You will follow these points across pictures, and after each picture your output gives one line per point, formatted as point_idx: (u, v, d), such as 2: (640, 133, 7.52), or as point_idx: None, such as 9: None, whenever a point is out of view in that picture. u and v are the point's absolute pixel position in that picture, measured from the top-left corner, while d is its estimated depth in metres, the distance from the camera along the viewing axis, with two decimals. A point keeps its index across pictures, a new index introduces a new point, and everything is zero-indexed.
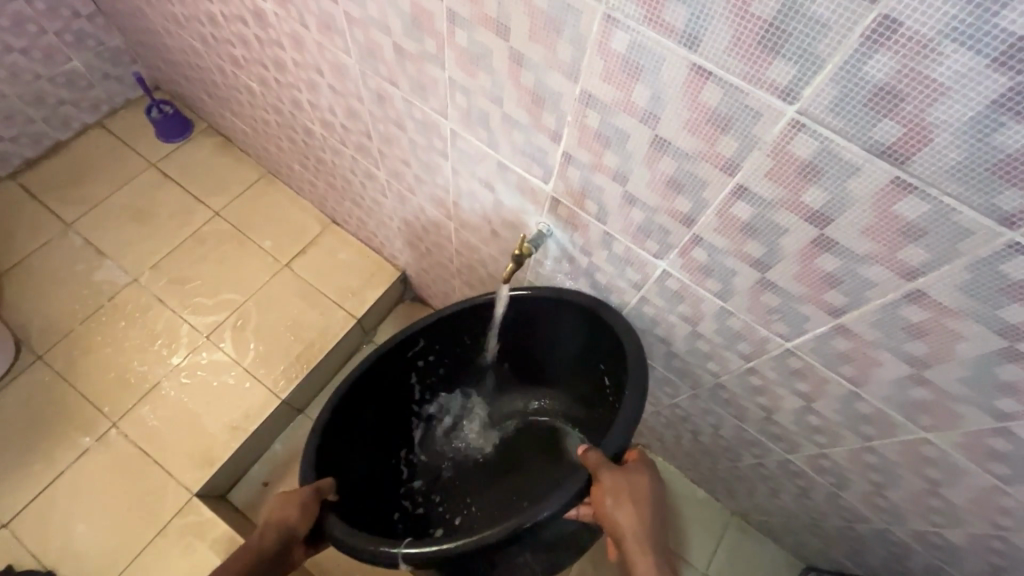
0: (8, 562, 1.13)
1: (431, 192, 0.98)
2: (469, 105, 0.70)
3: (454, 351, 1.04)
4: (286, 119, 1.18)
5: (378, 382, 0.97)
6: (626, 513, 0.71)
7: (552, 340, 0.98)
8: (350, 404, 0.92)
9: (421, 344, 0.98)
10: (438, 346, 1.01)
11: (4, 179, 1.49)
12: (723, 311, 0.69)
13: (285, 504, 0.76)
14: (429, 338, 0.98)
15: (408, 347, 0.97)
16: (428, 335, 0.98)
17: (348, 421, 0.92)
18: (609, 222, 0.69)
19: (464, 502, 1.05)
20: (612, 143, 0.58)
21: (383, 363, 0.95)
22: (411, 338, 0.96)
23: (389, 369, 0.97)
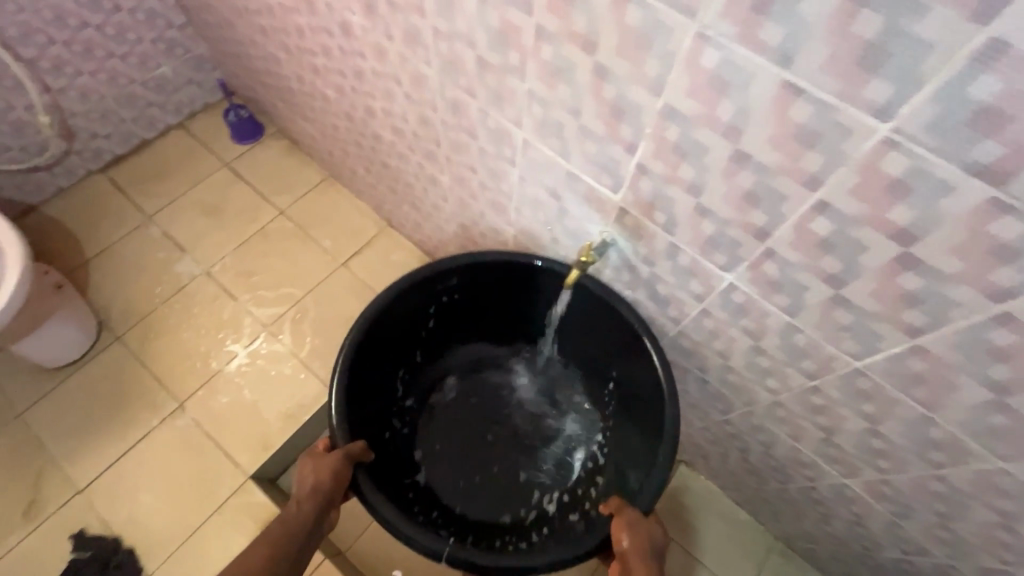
0: (80, 527, 1.21)
1: (493, 199, 1.01)
2: (545, 117, 0.73)
3: (473, 297, 1.04)
4: (356, 125, 1.25)
5: (402, 308, 0.95)
6: (636, 545, 0.76)
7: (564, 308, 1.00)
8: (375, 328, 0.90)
9: (448, 283, 0.97)
10: (461, 290, 1.01)
11: (95, 172, 1.61)
12: (790, 326, 0.69)
13: (317, 466, 0.78)
14: (459, 278, 0.97)
15: (436, 282, 0.96)
16: (459, 277, 0.97)
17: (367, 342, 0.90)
18: (677, 233, 0.71)
19: (443, 437, 1.10)
20: (689, 156, 0.60)
21: (412, 293, 0.94)
22: (442, 275, 0.94)
23: (415, 297, 0.95)
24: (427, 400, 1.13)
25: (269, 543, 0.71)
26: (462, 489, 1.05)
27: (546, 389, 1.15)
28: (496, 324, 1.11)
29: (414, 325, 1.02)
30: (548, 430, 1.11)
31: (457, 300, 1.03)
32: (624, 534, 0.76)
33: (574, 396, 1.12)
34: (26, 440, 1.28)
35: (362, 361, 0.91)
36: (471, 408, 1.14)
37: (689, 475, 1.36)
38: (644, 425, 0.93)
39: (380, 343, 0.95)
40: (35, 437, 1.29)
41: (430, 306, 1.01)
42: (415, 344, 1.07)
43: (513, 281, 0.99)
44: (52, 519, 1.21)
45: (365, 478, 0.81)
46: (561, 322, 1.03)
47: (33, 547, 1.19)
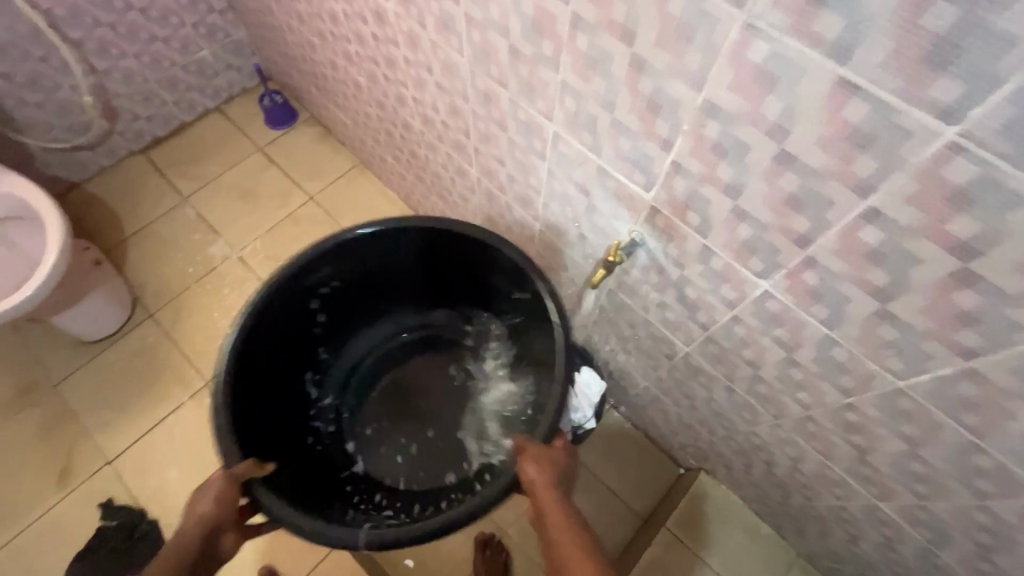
0: (110, 496, 1.25)
1: (521, 193, 0.99)
2: (577, 110, 0.70)
3: (358, 279, 1.03)
4: (387, 113, 1.24)
5: (271, 317, 0.92)
6: (544, 476, 0.76)
7: (456, 261, 1.00)
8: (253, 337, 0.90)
9: (320, 274, 0.96)
10: (339, 276, 0.99)
11: (135, 153, 1.66)
12: (827, 340, 0.66)
13: (198, 494, 0.75)
14: (334, 266, 0.96)
15: (307, 275, 0.94)
16: (328, 265, 0.95)
17: (252, 351, 0.89)
18: (711, 235, 0.68)
19: (374, 419, 1.14)
20: (729, 155, 0.57)
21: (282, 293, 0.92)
22: (311, 265, 0.92)
23: (286, 298, 0.93)
24: (344, 398, 1.15)
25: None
26: (403, 463, 1.09)
27: (470, 345, 1.17)
28: (376, 300, 1.11)
29: (300, 324, 1.01)
30: (469, 385, 1.15)
31: (337, 289, 1.02)
32: (530, 467, 0.76)
33: (475, 346, 1.16)
34: (62, 409, 1.34)
35: (247, 376, 0.88)
36: (394, 393, 1.16)
37: (709, 483, 1.32)
38: (545, 382, 0.93)
39: (263, 354, 0.93)
40: (71, 407, 1.34)
41: (313, 300, 0.99)
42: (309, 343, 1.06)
43: (370, 263, 1.00)
44: (83, 487, 1.26)
45: (261, 489, 0.78)
46: (450, 277, 1.06)
47: (65, 512, 1.24)
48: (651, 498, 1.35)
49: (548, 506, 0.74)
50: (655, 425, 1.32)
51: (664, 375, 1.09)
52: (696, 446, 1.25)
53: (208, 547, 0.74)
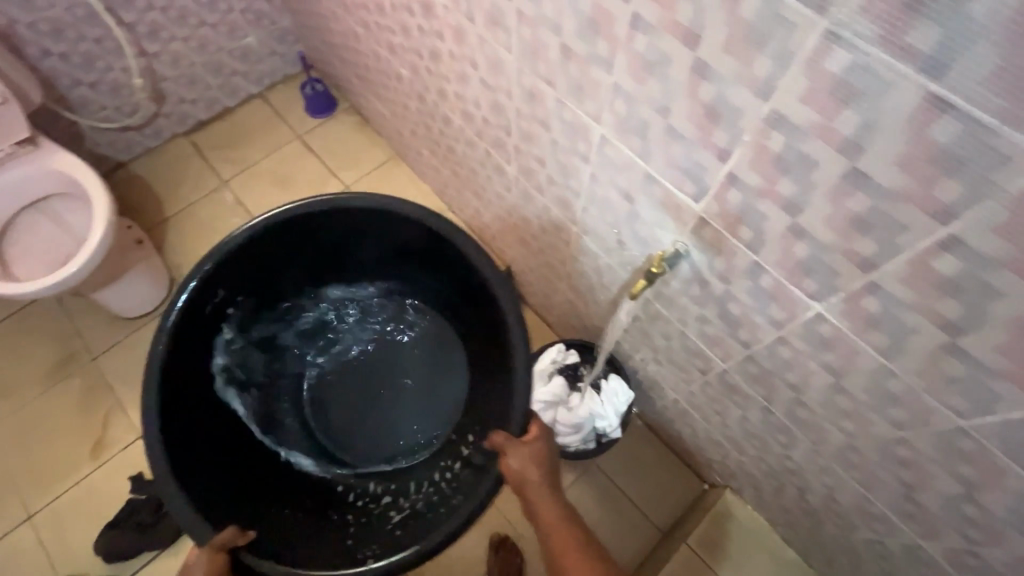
0: (139, 469, 1.29)
1: (560, 194, 0.97)
2: (628, 114, 0.67)
3: (261, 284, 1.07)
4: (427, 107, 1.23)
5: (185, 358, 0.97)
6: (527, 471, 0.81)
7: (340, 233, 1.04)
8: (172, 377, 0.93)
9: (219, 296, 1.00)
10: (237, 291, 1.03)
11: (179, 135, 1.69)
12: (884, 370, 0.62)
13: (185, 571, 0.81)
14: (224, 284, 0.99)
15: (204, 301, 0.98)
16: (223, 283, 0.99)
17: (175, 393, 0.94)
18: (763, 252, 0.64)
19: (337, 411, 1.19)
20: (792, 170, 0.53)
21: (188, 324, 0.96)
22: (205, 290, 0.96)
23: (192, 330, 0.97)
24: (302, 409, 1.18)
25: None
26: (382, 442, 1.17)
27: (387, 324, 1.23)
28: (287, 296, 1.13)
29: (217, 348, 1.05)
30: (413, 366, 1.21)
31: (243, 303, 1.06)
32: (513, 460, 0.82)
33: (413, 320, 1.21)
34: (99, 382, 1.38)
35: (178, 425, 0.93)
36: (346, 385, 1.20)
37: (734, 501, 1.28)
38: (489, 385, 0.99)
39: (189, 391, 0.98)
40: (108, 380, 1.38)
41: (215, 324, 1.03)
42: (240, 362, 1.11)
43: (262, 260, 1.02)
44: (116, 459, 1.30)
45: (244, 554, 0.88)
46: (321, 247, 1.07)
47: (98, 483, 1.28)
48: (671, 512, 1.32)
49: (535, 496, 0.81)
50: (681, 438, 1.29)
51: (696, 389, 1.06)
52: (722, 463, 1.21)
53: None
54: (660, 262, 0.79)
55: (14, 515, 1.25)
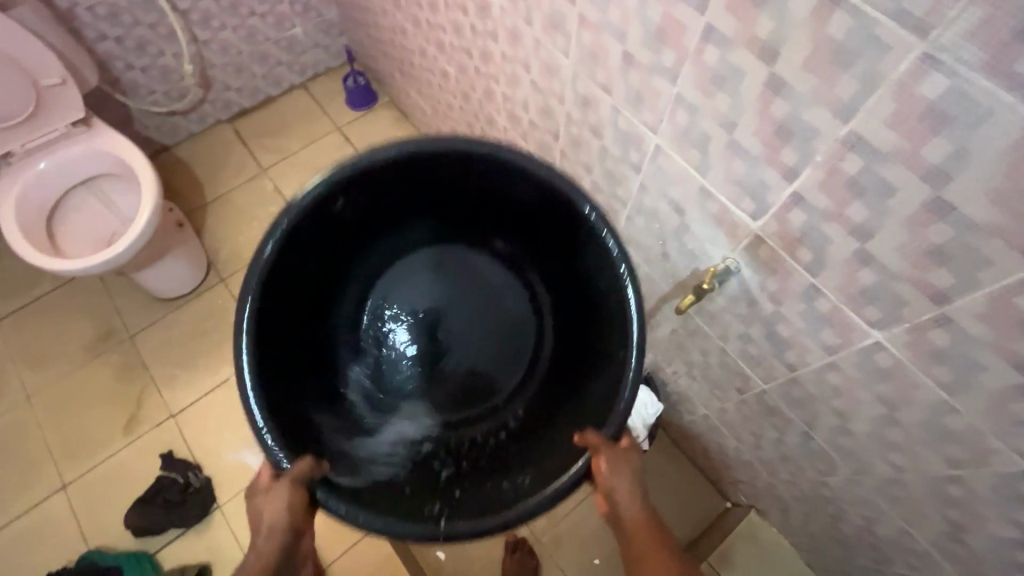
0: (168, 448, 1.32)
1: (604, 202, 0.96)
2: (689, 125, 0.66)
3: (380, 211, 0.78)
4: (472, 106, 1.23)
5: (286, 269, 0.69)
6: (619, 494, 0.60)
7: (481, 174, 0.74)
8: (265, 296, 0.66)
9: (337, 208, 0.71)
10: (362, 202, 0.74)
11: (223, 122, 1.72)
12: (943, 406, 0.60)
13: (266, 500, 0.60)
14: (348, 194, 0.70)
15: (324, 208, 0.69)
16: (350, 195, 0.70)
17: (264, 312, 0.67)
18: (822, 275, 0.63)
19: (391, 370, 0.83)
20: (867, 194, 0.52)
21: (295, 237, 0.68)
22: (329, 195, 0.68)
23: (296, 241, 0.69)
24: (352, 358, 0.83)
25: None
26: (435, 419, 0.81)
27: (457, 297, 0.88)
28: (381, 218, 0.80)
29: (310, 273, 0.75)
30: (495, 341, 0.84)
31: (353, 224, 0.77)
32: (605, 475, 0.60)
33: (502, 290, 0.86)
34: (135, 359, 1.41)
35: (267, 346, 0.67)
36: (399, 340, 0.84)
37: (759, 524, 1.25)
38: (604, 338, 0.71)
39: (278, 320, 0.70)
40: (143, 358, 1.41)
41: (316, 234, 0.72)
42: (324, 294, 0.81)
43: (400, 183, 0.74)
44: (147, 437, 1.33)
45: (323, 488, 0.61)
46: (456, 176, 0.75)
47: (129, 457, 1.31)
48: (692, 529, 1.29)
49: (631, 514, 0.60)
50: (707, 454, 1.27)
51: (730, 407, 1.04)
52: (750, 483, 1.19)
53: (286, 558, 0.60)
54: (709, 278, 0.77)
55: (49, 483, 1.28)
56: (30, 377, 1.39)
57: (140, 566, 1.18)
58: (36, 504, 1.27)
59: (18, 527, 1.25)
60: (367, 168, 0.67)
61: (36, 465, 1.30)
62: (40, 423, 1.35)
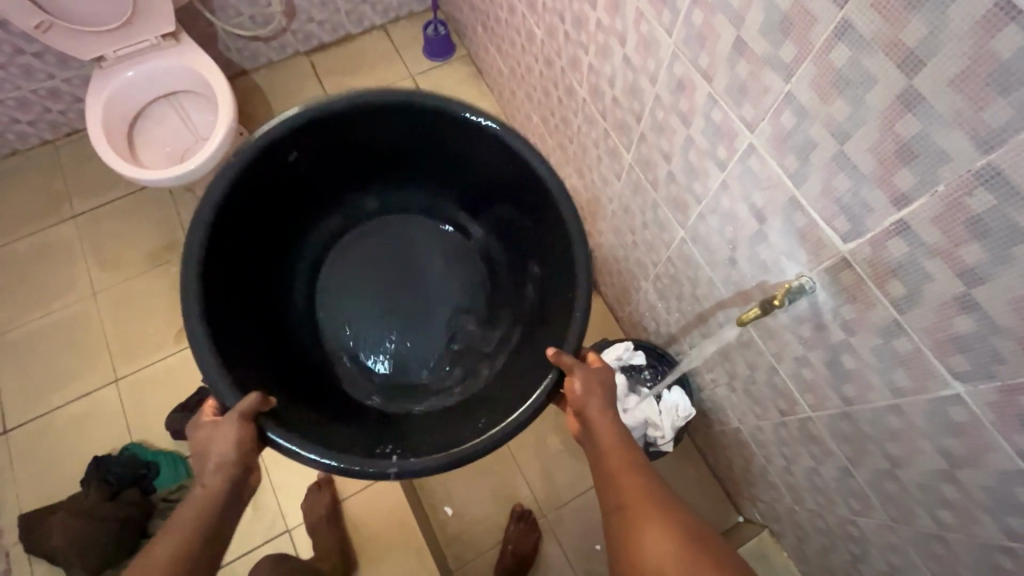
0: None
1: (675, 194, 0.92)
2: (793, 129, 0.61)
3: (327, 168, 0.88)
4: (552, 73, 1.18)
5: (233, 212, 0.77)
6: (594, 403, 0.70)
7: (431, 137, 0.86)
8: (223, 233, 0.76)
9: (289, 158, 0.81)
10: (310, 157, 0.84)
11: (301, 54, 1.73)
12: (1016, 475, 0.56)
13: (211, 434, 0.67)
14: (302, 146, 0.81)
15: (279, 156, 0.80)
16: (300, 146, 0.81)
17: (220, 249, 0.76)
18: (911, 313, 0.58)
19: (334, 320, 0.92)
20: (990, 237, 0.47)
21: (250, 186, 0.78)
22: (283, 143, 0.78)
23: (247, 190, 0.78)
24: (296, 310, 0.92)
25: (178, 539, 0.60)
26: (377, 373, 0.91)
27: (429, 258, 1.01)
28: (334, 174, 0.90)
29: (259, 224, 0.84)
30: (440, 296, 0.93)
31: (306, 178, 0.87)
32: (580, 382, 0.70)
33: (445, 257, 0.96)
34: None
35: (223, 285, 0.77)
36: (346, 290, 0.94)
37: (772, 545, 1.22)
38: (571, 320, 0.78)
39: (228, 267, 0.78)
40: None
41: (272, 185, 0.82)
42: (277, 256, 0.90)
43: (349, 137, 0.85)
44: None
45: (268, 422, 0.69)
46: (400, 135, 0.86)
47: (177, 364, 1.39)
48: None
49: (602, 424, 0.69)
50: (730, 466, 1.25)
51: (767, 426, 1.01)
52: (769, 503, 1.17)
53: (231, 494, 0.66)
54: (780, 295, 0.73)
55: (103, 375, 1.38)
56: (98, 274, 1.48)
57: (175, 467, 1.27)
58: (90, 392, 1.36)
59: (73, 408, 1.35)
60: (313, 119, 0.78)
61: (95, 357, 1.40)
62: (102, 318, 1.44)
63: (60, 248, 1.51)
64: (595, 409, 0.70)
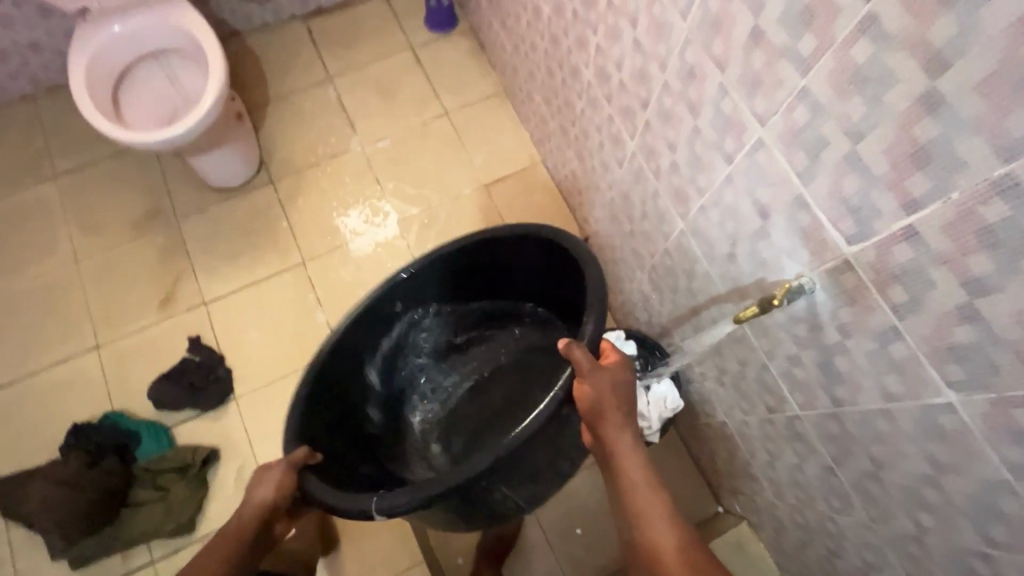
0: (197, 333, 1.36)
1: (677, 185, 0.91)
2: (805, 126, 0.60)
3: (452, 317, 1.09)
4: (558, 52, 1.15)
5: (353, 348, 1.00)
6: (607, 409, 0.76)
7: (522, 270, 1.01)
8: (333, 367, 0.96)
9: (395, 308, 1.02)
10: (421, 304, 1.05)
11: (297, 18, 1.66)
12: (1001, 485, 0.57)
13: (266, 475, 0.83)
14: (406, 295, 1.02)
15: (387, 307, 1.01)
16: (402, 297, 1.01)
17: (333, 379, 0.96)
18: (909, 320, 0.58)
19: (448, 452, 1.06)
20: (1001, 247, 0.46)
21: (353, 330, 0.97)
22: (387, 296, 0.99)
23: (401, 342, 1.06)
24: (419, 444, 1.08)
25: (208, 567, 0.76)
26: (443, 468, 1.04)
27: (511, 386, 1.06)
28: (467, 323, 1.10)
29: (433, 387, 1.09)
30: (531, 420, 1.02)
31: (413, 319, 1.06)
32: (597, 386, 0.76)
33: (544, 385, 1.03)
34: (178, 242, 1.44)
35: (326, 406, 0.95)
36: (462, 421, 1.07)
37: (749, 536, 1.24)
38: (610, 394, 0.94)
39: (340, 391, 0.98)
40: (185, 242, 1.44)
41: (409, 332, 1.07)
42: (413, 387, 1.11)
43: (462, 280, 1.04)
44: (179, 317, 1.37)
45: (310, 476, 0.84)
46: (502, 278, 1.05)
47: (160, 333, 1.36)
48: None
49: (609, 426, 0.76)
50: (714, 458, 1.26)
51: (753, 422, 1.02)
52: (750, 496, 1.18)
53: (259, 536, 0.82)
54: (779, 294, 0.71)
55: (84, 341, 1.35)
56: (81, 237, 1.44)
57: (155, 437, 1.25)
58: (71, 358, 1.34)
59: (52, 374, 1.32)
60: (410, 272, 0.98)
61: (75, 323, 1.36)
62: (84, 283, 1.40)
63: (41, 208, 1.46)
64: (608, 416, 0.76)
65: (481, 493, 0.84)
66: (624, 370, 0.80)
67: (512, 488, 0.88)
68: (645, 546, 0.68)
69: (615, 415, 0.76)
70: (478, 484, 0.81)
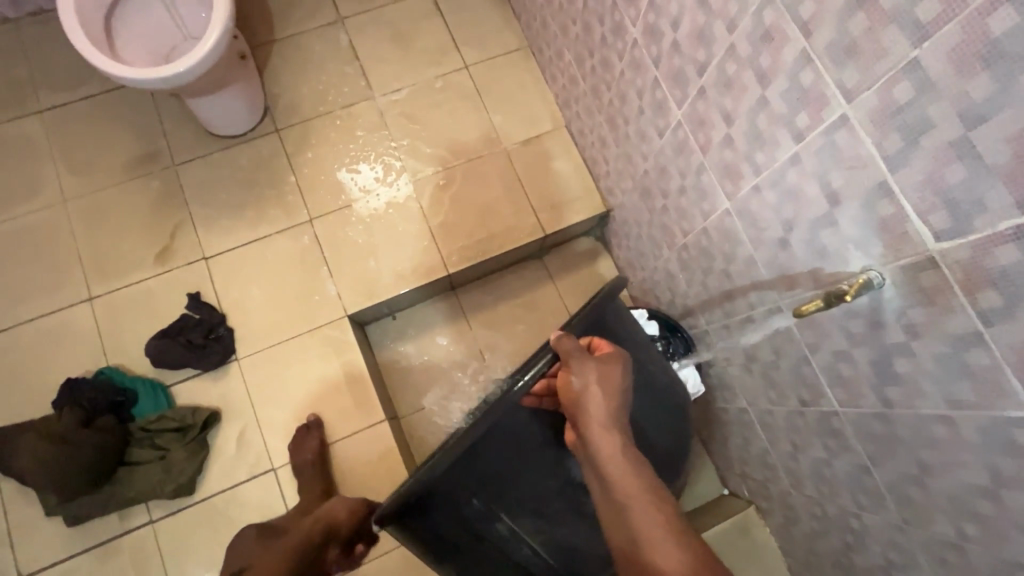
0: (196, 290, 1.29)
1: (728, 161, 0.84)
2: (906, 105, 0.53)
3: None
4: (600, 5, 1.05)
5: None
6: (591, 397, 0.67)
7: None
8: None
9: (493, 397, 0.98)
10: None
11: None
12: None
13: (336, 504, 1.04)
14: None
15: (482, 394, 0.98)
16: None
17: None
18: (999, 328, 0.53)
19: None
20: None
21: None
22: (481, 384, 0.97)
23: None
24: None
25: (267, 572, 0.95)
26: None
27: None
28: None
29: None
30: None
31: None
32: (580, 373, 0.68)
33: None
34: (176, 190, 1.34)
35: None
36: None
37: (756, 522, 1.23)
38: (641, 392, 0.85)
39: None
40: (183, 192, 1.34)
41: None
42: None
43: None
44: (177, 271, 1.30)
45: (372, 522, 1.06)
46: None
47: (156, 287, 1.28)
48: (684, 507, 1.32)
49: (597, 424, 0.65)
50: (726, 442, 1.25)
51: (780, 412, 0.99)
52: (762, 483, 1.17)
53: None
54: (854, 288, 0.65)
55: (75, 291, 1.27)
56: (70, 180, 1.34)
57: (154, 395, 1.20)
58: (61, 309, 1.26)
59: (41, 325, 1.25)
60: None
61: (65, 272, 1.28)
62: (74, 229, 1.31)
63: (25, 145, 1.35)
64: (598, 414, 0.66)
65: (479, 517, 0.73)
66: (616, 366, 0.71)
67: (518, 516, 0.76)
68: (642, 558, 0.56)
69: (599, 404, 0.66)
70: (463, 496, 0.72)
